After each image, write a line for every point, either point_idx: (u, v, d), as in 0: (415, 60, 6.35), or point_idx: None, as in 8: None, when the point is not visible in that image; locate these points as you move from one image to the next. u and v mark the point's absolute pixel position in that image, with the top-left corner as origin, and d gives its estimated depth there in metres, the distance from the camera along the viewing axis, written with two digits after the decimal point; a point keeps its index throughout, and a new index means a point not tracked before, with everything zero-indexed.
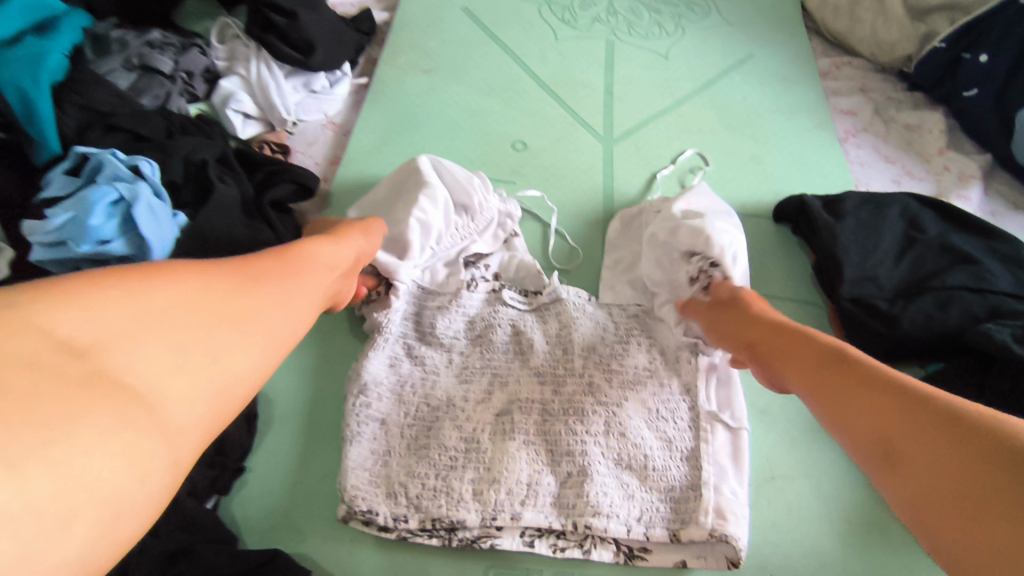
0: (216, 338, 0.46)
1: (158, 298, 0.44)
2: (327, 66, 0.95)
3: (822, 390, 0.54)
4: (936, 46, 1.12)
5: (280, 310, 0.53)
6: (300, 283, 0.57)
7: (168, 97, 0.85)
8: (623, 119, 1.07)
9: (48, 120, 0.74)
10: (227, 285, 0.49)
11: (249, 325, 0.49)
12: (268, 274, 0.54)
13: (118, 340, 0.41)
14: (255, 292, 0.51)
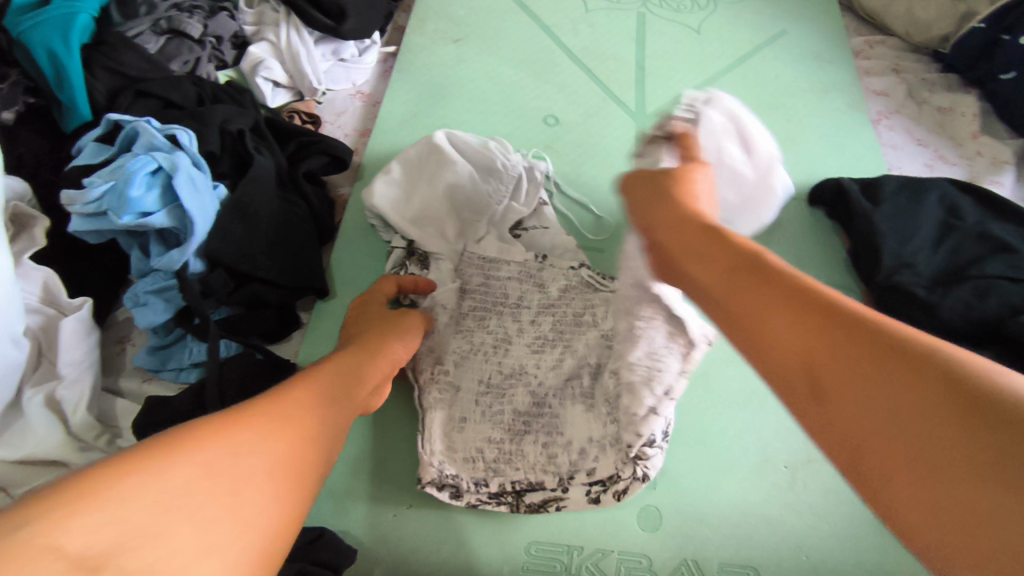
0: (260, 494, 0.37)
1: (191, 468, 0.35)
2: (359, 33, 0.92)
3: (709, 272, 0.46)
4: (974, 26, 1.09)
5: (321, 441, 0.45)
6: (349, 383, 0.52)
7: (197, 63, 0.83)
8: (655, 95, 1.05)
9: (79, 85, 0.72)
10: (268, 423, 0.41)
11: (297, 464, 0.41)
12: (308, 397, 0.47)
13: (158, 526, 0.32)
14: (299, 426, 0.43)
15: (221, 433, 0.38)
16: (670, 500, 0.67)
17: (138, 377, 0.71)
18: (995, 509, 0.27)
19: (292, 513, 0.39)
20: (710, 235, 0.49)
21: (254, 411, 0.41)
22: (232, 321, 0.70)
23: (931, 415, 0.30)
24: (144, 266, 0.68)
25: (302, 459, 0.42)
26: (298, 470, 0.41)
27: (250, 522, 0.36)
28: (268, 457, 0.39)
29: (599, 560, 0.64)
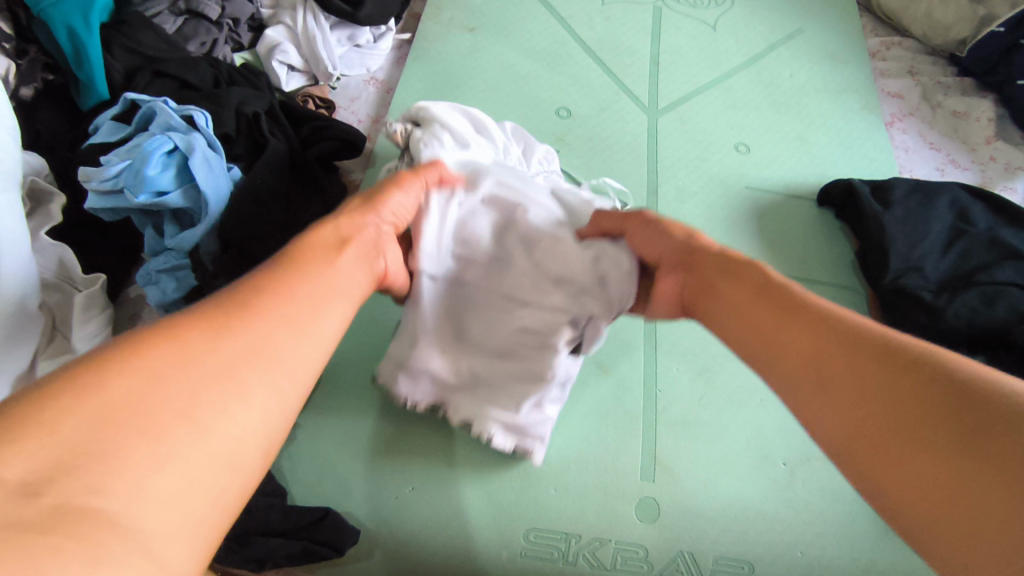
0: (219, 394, 0.36)
1: (129, 380, 0.33)
2: (376, 20, 0.92)
3: (723, 302, 0.50)
4: (993, 30, 1.08)
5: (303, 327, 0.42)
6: (338, 257, 0.49)
7: (214, 44, 0.84)
8: (668, 90, 1.05)
9: (98, 64, 0.73)
10: (218, 324, 0.38)
11: (266, 356, 0.39)
12: (285, 285, 0.43)
13: (98, 441, 0.30)
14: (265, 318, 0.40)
15: (167, 344, 0.36)
16: (668, 493, 0.68)
17: None
18: (956, 491, 0.33)
19: (265, 408, 0.38)
20: (738, 263, 0.52)
21: (207, 313, 0.39)
22: None
23: (915, 416, 0.36)
24: (158, 245, 0.68)
25: (279, 345, 0.40)
26: (272, 354, 0.39)
27: (223, 422, 0.35)
28: (226, 360, 0.37)
29: (597, 548, 0.65)
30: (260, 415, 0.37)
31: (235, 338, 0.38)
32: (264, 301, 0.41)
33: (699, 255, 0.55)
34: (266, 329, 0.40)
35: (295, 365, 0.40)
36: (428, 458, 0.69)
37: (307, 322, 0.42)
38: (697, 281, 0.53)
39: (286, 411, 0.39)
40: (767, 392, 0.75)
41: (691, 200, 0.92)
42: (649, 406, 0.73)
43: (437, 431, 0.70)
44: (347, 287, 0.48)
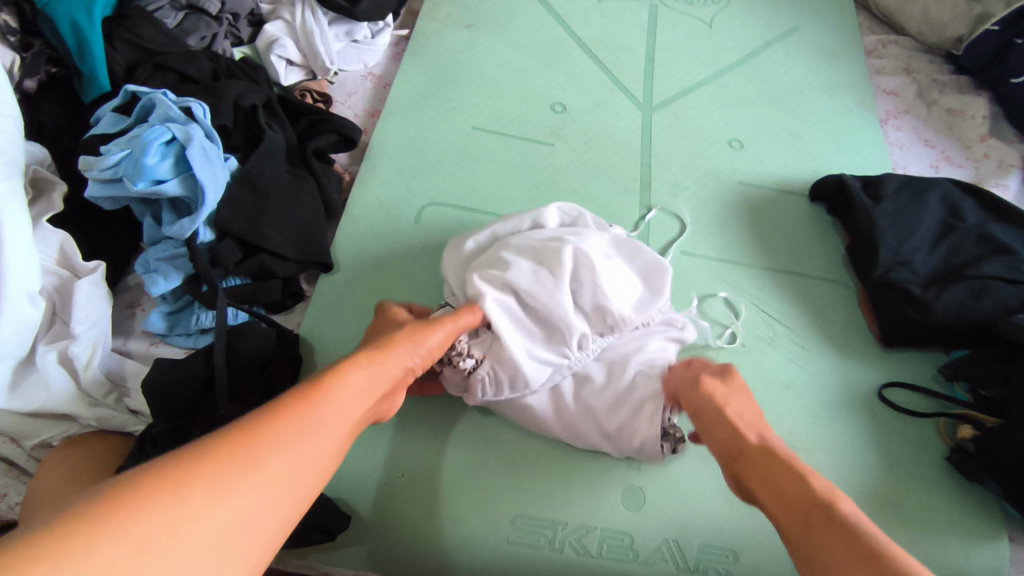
0: (260, 476, 0.40)
1: (196, 482, 0.37)
2: (373, 16, 0.94)
3: (771, 494, 0.53)
4: (988, 28, 1.08)
5: (331, 440, 0.46)
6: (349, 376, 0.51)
7: (214, 38, 0.85)
8: (663, 87, 1.06)
9: (101, 58, 0.75)
10: (268, 432, 0.42)
11: (303, 443, 0.43)
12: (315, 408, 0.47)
13: (169, 542, 0.34)
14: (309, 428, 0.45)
15: (225, 451, 0.39)
16: (654, 481, 0.69)
17: (146, 339, 0.73)
18: None
19: (297, 478, 0.42)
20: (757, 452, 0.57)
21: (258, 424, 0.43)
22: (240, 290, 0.71)
23: None
24: (156, 234, 0.70)
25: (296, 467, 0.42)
26: (289, 481, 0.42)
27: (240, 517, 0.38)
28: (268, 451, 0.41)
29: (583, 535, 0.66)
30: (277, 510, 0.40)
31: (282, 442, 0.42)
32: (281, 419, 0.44)
33: (754, 453, 0.57)
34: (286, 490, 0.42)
35: (306, 481, 0.43)
36: (419, 446, 0.70)
37: (319, 453, 0.45)
38: (744, 463, 0.56)
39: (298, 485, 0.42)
40: (754, 383, 0.76)
41: (683, 195, 0.93)
42: None
43: (426, 419, 0.71)
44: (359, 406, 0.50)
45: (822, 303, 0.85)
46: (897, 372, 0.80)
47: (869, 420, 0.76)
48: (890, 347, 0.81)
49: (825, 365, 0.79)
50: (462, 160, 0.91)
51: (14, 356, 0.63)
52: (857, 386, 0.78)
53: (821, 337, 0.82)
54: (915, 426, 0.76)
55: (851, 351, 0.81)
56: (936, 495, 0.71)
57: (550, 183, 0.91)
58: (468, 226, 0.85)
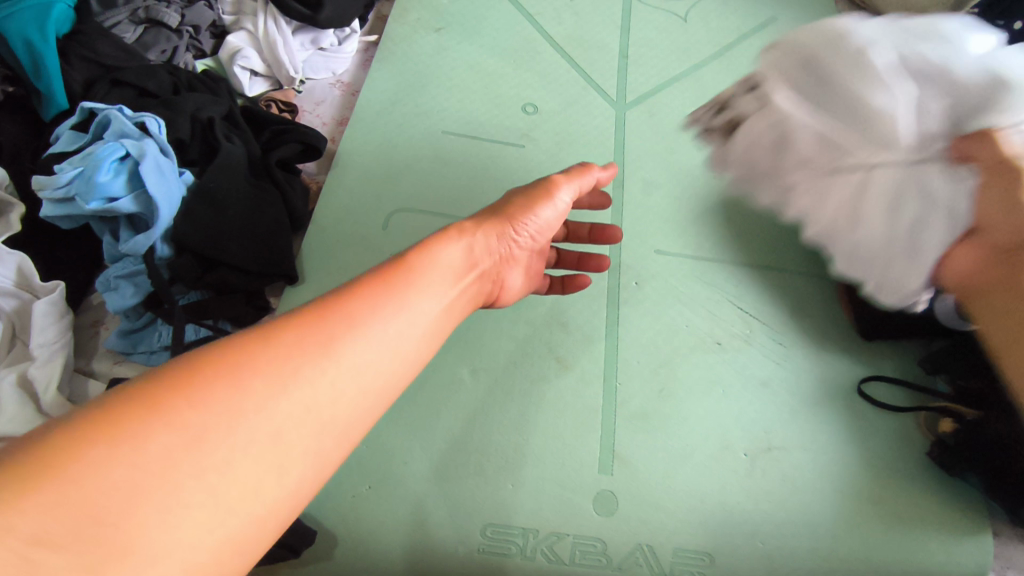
0: (294, 384, 0.40)
1: (223, 393, 0.37)
2: (336, 22, 0.93)
3: None
4: (969, 11, 1.05)
5: (380, 343, 0.45)
6: (403, 294, 0.48)
7: (175, 52, 0.85)
8: (637, 83, 1.05)
9: (56, 75, 0.74)
10: (308, 341, 0.42)
11: (342, 373, 0.42)
12: (359, 311, 0.45)
13: (191, 458, 0.35)
14: (352, 333, 0.44)
15: (258, 361, 0.39)
16: (627, 485, 0.68)
17: (110, 359, 0.72)
18: None
19: (337, 387, 0.41)
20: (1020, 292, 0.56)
21: (298, 347, 0.41)
22: (201, 305, 0.71)
23: None
24: (115, 251, 0.70)
25: (333, 399, 0.41)
26: (325, 412, 0.40)
27: (260, 451, 0.37)
28: (303, 361, 0.41)
29: (554, 542, 0.65)
30: (310, 441, 0.40)
31: (317, 351, 0.41)
32: (322, 346, 0.42)
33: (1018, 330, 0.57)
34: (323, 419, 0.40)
35: (346, 411, 0.42)
36: (385, 456, 0.68)
37: (361, 384, 0.43)
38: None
39: (336, 416, 0.41)
40: (729, 382, 0.75)
41: (657, 192, 0.92)
42: (607, 399, 0.72)
43: (394, 428, 0.70)
44: (415, 333, 0.48)
45: (799, 296, 0.83)
46: (878, 366, 0.78)
47: (848, 416, 0.74)
48: (872, 339, 0.79)
49: (804, 360, 0.78)
50: (431, 164, 0.90)
51: None
52: (836, 381, 0.76)
53: (799, 332, 0.80)
54: (894, 421, 0.74)
55: (830, 346, 0.79)
56: (916, 490, 0.70)
57: (520, 185, 0.89)
58: (436, 231, 0.83)
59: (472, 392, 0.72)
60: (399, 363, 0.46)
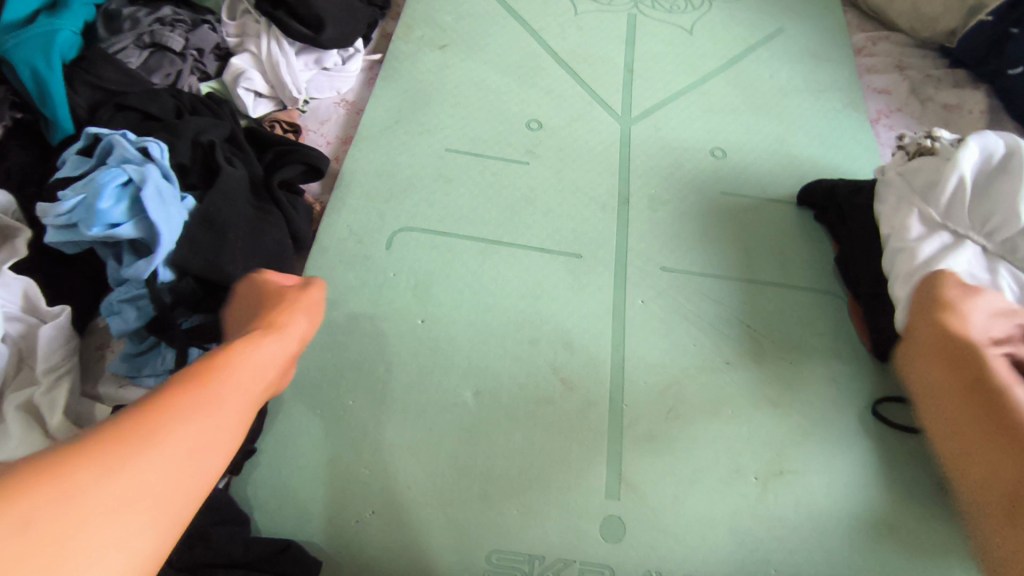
0: (134, 468, 0.34)
1: (41, 498, 0.30)
2: (339, 42, 0.92)
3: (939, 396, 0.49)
4: (982, 19, 1.03)
5: (214, 432, 0.40)
6: (225, 385, 0.43)
7: (180, 74, 0.85)
8: (642, 98, 1.04)
9: (61, 100, 0.75)
10: (142, 425, 0.36)
11: (187, 455, 0.37)
12: (187, 399, 0.40)
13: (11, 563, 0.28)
14: (186, 423, 0.38)
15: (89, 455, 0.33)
16: (635, 510, 0.66)
17: (115, 382, 0.72)
18: None
19: (182, 473, 0.36)
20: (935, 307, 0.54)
21: (126, 429, 0.35)
22: (205, 328, 0.70)
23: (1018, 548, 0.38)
24: (120, 275, 0.70)
25: (176, 481, 0.36)
26: (163, 496, 0.35)
27: (97, 547, 0.31)
28: (140, 444, 0.35)
29: (561, 569, 0.64)
30: (147, 533, 0.33)
31: (150, 442, 0.35)
32: (160, 426, 0.36)
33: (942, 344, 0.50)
34: (158, 501, 0.34)
35: (185, 497, 0.36)
36: (389, 481, 0.67)
37: (203, 462, 0.38)
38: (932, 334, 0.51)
39: (177, 505, 0.36)
40: (739, 403, 0.73)
41: (664, 208, 0.90)
42: (614, 421, 0.71)
43: (397, 453, 0.69)
44: (240, 414, 0.43)
45: (810, 314, 0.81)
46: (894, 386, 0.76)
47: (863, 438, 0.72)
48: (884, 361, 0.76)
49: (816, 380, 0.76)
50: (435, 183, 0.89)
51: None
52: (850, 400, 0.74)
53: (811, 350, 0.78)
54: (912, 443, 0.72)
55: (843, 365, 0.77)
56: (934, 515, 0.68)
57: (524, 203, 0.88)
58: (440, 250, 0.83)
59: (476, 415, 0.70)
60: (226, 449, 0.41)
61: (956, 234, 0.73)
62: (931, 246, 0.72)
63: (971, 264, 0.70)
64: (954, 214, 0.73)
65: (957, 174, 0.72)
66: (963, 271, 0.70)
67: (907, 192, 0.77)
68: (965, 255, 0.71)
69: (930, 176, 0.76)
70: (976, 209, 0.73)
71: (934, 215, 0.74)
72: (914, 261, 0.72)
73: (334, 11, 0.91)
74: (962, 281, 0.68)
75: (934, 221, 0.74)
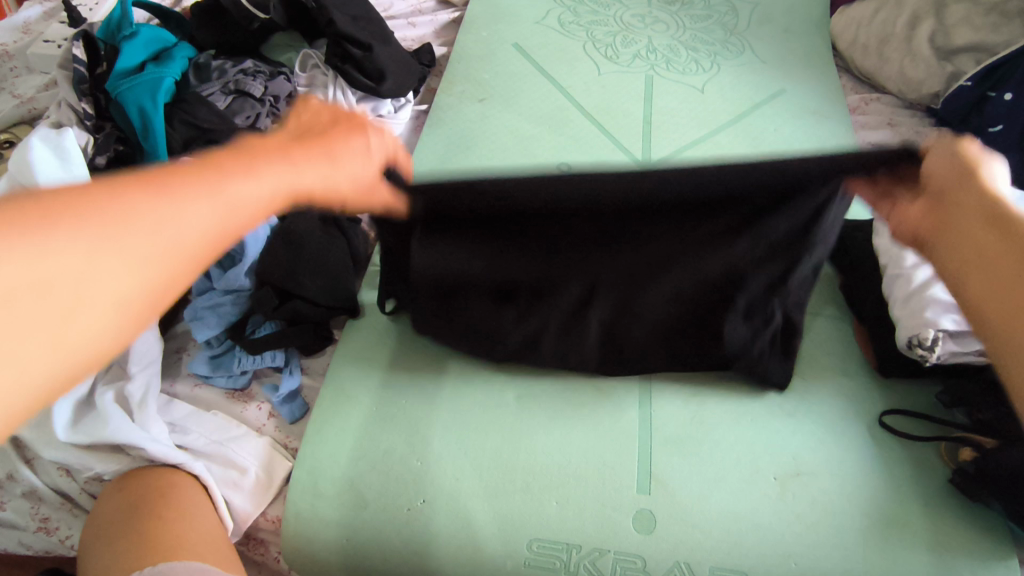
0: (111, 240, 0.34)
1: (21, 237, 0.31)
2: (396, 93, 1.06)
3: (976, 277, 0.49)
4: (962, 83, 1.16)
5: (225, 211, 0.40)
6: (285, 175, 0.43)
7: (257, 115, 0.97)
8: (661, 146, 1.15)
9: (161, 135, 0.87)
10: (122, 199, 0.36)
11: (165, 221, 0.37)
12: (136, 197, 0.36)
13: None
14: (129, 231, 0.35)
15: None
16: (664, 505, 0.72)
17: (191, 382, 0.81)
18: None
19: (168, 244, 0.37)
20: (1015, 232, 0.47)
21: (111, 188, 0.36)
22: (280, 335, 0.79)
23: None
24: (204, 285, 0.80)
25: (164, 240, 0.37)
26: (163, 246, 0.37)
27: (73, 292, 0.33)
28: (109, 215, 0.35)
29: (596, 559, 0.69)
30: (138, 272, 0.36)
31: (84, 233, 0.34)
32: (149, 187, 0.37)
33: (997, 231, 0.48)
34: (141, 246, 0.36)
35: (184, 255, 0.38)
36: (438, 473, 0.73)
37: (206, 226, 0.39)
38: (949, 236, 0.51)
39: (180, 256, 0.38)
40: (757, 412, 0.80)
41: None
42: (643, 425, 0.78)
43: (447, 449, 0.75)
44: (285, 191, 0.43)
45: (819, 336, 0.89)
46: (898, 400, 0.83)
47: (872, 446, 0.78)
48: (888, 377, 0.84)
49: (826, 394, 0.83)
50: None
51: (79, 397, 0.72)
52: (859, 412, 0.81)
53: (821, 367, 0.86)
54: (917, 452, 0.78)
55: (851, 380, 0.84)
56: (941, 517, 0.73)
57: None
58: None
59: (516, 415, 0.78)
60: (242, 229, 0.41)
61: None
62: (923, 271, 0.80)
63: None
64: None
65: None
66: None
67: None
68: None
69: None
70: None
71: None
72: (909, 288, 0.80)
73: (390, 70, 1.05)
74: (952, 302, 0.76)
75: None
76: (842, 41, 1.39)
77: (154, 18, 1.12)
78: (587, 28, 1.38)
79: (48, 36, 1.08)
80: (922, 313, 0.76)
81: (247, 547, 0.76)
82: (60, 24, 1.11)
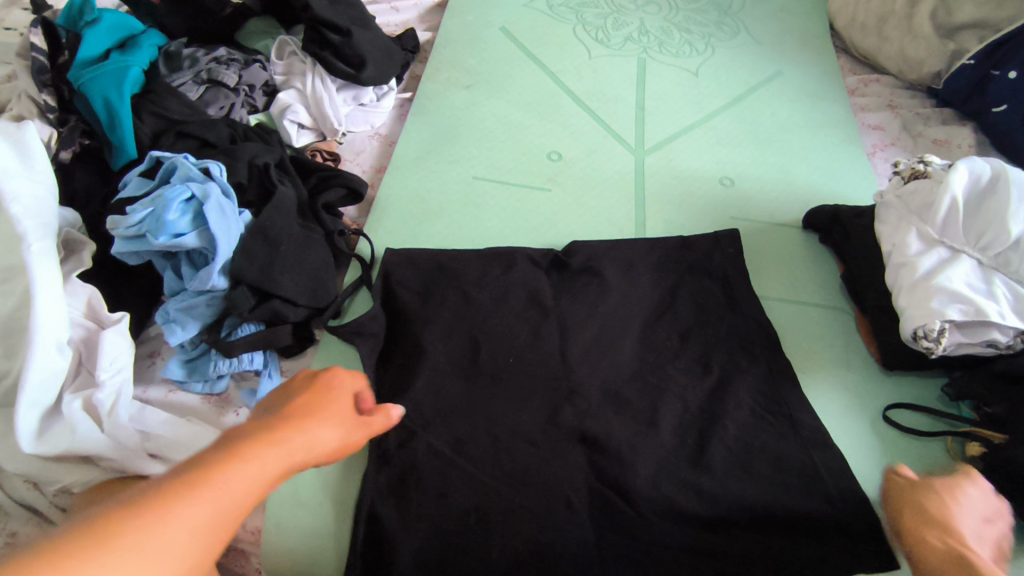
0: (163, 525, 0.36)
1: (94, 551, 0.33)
2: (377, 80, 1.02)
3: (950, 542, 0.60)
4: (965, 62, 1.12)
5: (233, 498, 0.40)
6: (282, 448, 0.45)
7: (231, 104, 0.93)
8: (654, 132, 1.11)
9: (128, 129, 0.82)
10: (150, 508, 0.36)
11: (206, 500, 0.38)
12: (177, 507, 0.37)
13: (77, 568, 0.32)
14: (204, 494, 0.38)
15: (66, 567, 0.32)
16: None
17: (164, 387, 0.77)
18: None
19: (214, 513, 0.38)
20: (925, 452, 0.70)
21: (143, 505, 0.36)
22: (257, 336, 0.75)
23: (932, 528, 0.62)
24: (176, 285, 0.76)
25: (201, 514, 0.38)
26: (203, 517, 0.38)
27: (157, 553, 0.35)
28: (141, 522, 0.35)
29: None
30: (196, 522, 0.37)
31: (150, 516, 0.36)
32: (172, 496, 0.37)
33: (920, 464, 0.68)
34: (174, 527, 0.36)
35: (218, 493, 0.39)
36: None
37: (231, 496, 0.40)
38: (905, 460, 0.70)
39: (226, 520, 0.39)
40: None
41: (678, 232, 0.96)
42: None
43: None
44: (268, 479, 0.43)
45: (819, 328, 0.86)
46: (900, 393, 0.80)
47: (875, 442, 0.76)
48: (891, 370, 0.81)
49: (827, 388, 0.80)
50: (464, 207, 0.97)
51: (42, 405, 0.66)
52: (862, 407, 0.78)
53: (822, 361, 0.83)
54: (923, 449, 0.75)
55: (852, 374, 0.82)
56: None
57: (547, 224, 0.95)
58: None
59: None
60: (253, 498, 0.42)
61: (958, 246, 0.78)
62: (927, 261, 0.77)
63: (972, 273, 0.75)
64: (949, 228, 0.78)
65: (950, 195, 0.78)
66: (966, 281, 0.74)
67: (906, 213, 0.83)
68: (966, 265, 0.76)
69: (925, 197, 0.82)
70: (977, 221, 0.78)
71: (931, 231, 0.79)
72: (915, 278, 0.76)
73: (370, 56, 1.00)
74: (958, 291, 0.72)
75: (932, 238, 0.79)
76: (840, 19, 1.34)
77: (122, 5, 1.07)
78: (577, 10, 1.33)
79: (9, 24, 1.02)
80: (928, 303, 0.73)
81: (226, 559, 0.72)
82: (22, 11, 1.05)
